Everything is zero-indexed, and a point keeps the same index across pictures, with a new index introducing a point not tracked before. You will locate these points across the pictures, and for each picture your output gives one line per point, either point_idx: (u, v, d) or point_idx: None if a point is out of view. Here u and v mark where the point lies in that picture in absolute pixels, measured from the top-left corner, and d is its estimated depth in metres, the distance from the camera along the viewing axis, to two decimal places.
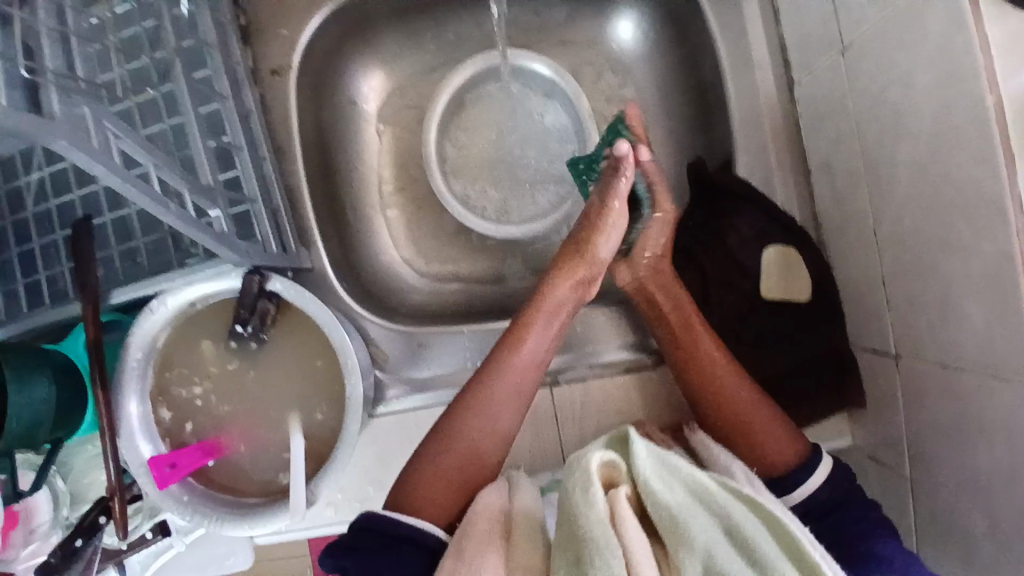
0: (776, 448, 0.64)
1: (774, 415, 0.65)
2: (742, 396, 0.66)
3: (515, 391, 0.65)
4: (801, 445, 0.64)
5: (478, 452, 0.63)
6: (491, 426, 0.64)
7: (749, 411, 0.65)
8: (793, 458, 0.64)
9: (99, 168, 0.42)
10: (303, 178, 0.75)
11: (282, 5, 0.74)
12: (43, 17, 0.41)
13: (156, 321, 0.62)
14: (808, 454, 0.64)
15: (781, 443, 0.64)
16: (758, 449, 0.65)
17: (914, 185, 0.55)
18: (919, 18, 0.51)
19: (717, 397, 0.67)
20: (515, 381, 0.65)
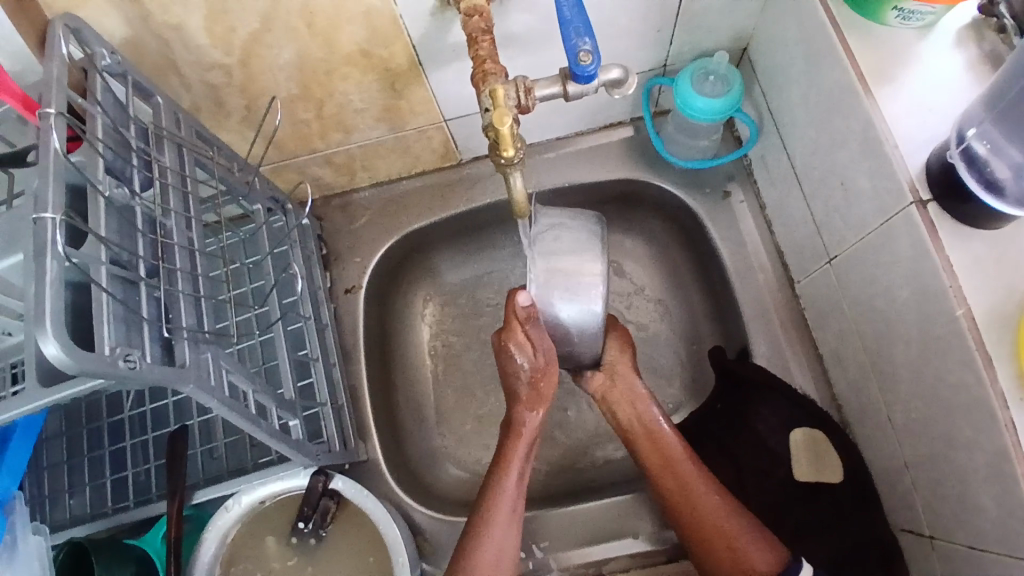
0: (760, 558, 0.64)
1: (738, 513, 0.67)
2: (722, 523, 0.67)
3: (500, 510, 0.67)
4: (782, 555, 0.64)
5: (494, 563, 0.66)
6: (489, 555, 0.66)
7: (725, 521, 0.66)
8: (774, 567, 0.63)
9: (213, 399, 0.54)
10: (365, 377, 0.85)
11: (356, 238, 0.91)
12: (185, 291, 0.56)
13: (230, 517, 0.69)
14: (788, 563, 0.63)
15: (766, 553, 0.64)
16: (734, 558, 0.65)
17: (912, 376, 0.61)
18: (888, 239, 0.60)
19: (665, 472, 0.71)
20: (502, 514, 0.67)
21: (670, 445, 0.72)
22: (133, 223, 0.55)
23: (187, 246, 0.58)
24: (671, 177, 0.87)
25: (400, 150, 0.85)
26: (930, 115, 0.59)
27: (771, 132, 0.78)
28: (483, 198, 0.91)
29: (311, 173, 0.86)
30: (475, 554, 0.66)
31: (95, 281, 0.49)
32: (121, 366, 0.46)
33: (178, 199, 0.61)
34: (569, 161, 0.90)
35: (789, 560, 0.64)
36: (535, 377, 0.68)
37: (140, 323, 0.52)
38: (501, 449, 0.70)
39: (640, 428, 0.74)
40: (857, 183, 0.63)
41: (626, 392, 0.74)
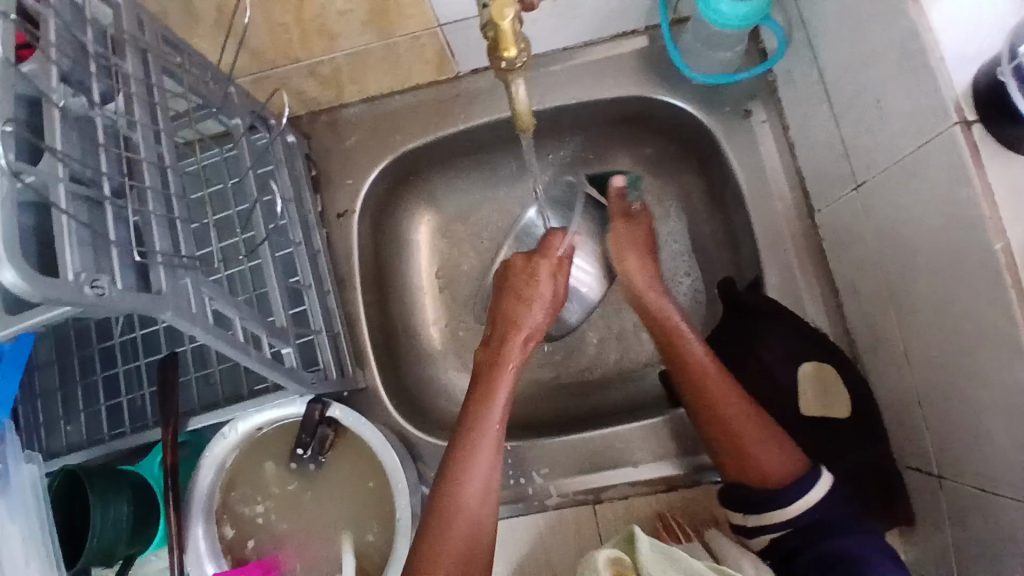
0: (776, 463, 0.65)
1: (760, 418, 0.67)
2: (754, 433, 0.66)
3: (486, 439, 0.64)
4: (799, 462, 0.65)
5: (477, 503, 0.61)
6: (471, 484, 0.62)
7: (748, 424, 0.66)
8: (793, 472, 0.64)
9: (195, 328, 0.52)
10: (361, 305, 0.82)
11: (348, 158, 0.86)
12: (157, 212, 0.52)
13: (227, 444, 0.68)
14: (804, 470, 0.64)
15: (780, 459, 0.65)
16: (752, 463, 0.65)
17: (934, 311, 0.58)
18: (923, 164, 0.55)
19: (695, 370, 0.69)
20: (489, 439, 0.64)
21: (693, 350, 0.70)
22: (95, 138, 0.51)
23: (158, 162, 0.54)
24: (687, 93, 0.81)
25: (391, 60, 0.78)
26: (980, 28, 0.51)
27: (800, 41, 0.71)
28: (484, 116, 0.84)
29: (295, 86, 0.79)
30: (459, 484, 0.62)
31: (54, 202, 0.44)
32: (88, 294, 0.43)
33: (146, 111, 0.55)
34: (576, 74, 0.82)
35: (806, 468, 0.65)
36: (552, 255, 0.76)
37: (109, 247, 0.48)
38: (486, 377, 0.68)
39: (663, 329, 0.73)
40: (893, 100, 0.58)
41: (654, 298, 0.75)
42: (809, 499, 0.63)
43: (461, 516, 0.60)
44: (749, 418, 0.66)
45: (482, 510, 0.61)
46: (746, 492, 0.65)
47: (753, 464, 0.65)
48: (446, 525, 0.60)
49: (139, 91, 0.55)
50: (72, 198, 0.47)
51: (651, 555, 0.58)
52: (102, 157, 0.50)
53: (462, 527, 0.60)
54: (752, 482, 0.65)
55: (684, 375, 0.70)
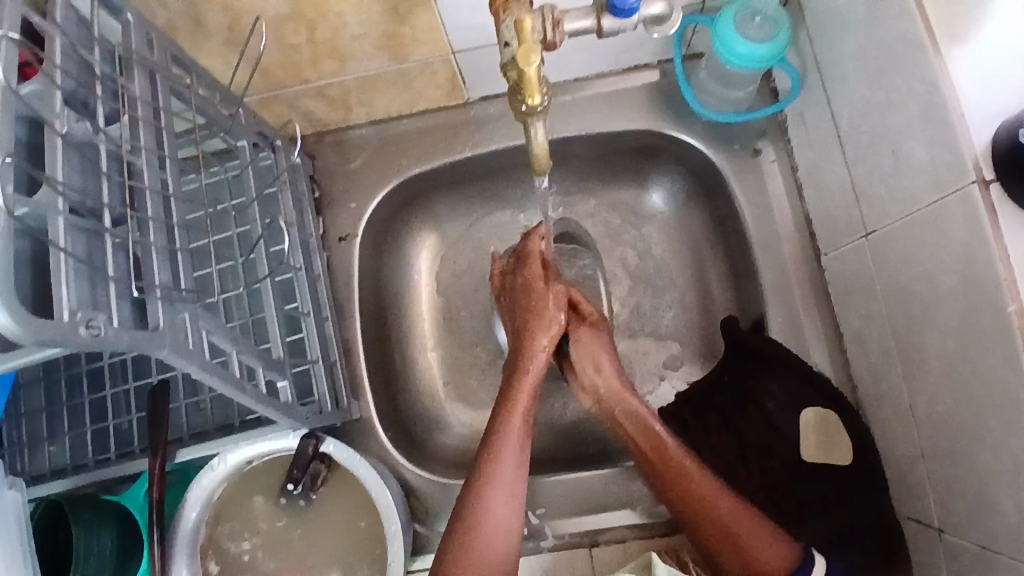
0: (776, 554, 0.61)
1: (754, 514, 0.63)
2: (749, 528, 0.62)
3: (508, 461, 0.63)
4: (796, 552, 0.61)
5: (500, 535, 0.61)
6: (498, 511, 0.62)
7: (740, 521, 0.62)
8: (789, 567, 0.60)
9: (192, 365, 0.49)
10: (359, 332, 0.80)
11: (351, 180, 0.84)
12: (159, 243, 0.50)
13: (215, 476, 0.66)
14: (801, 559, 0.61)
15: (778, 548, 0.61)
16: (757, 565, 0.60)
17: (944, 367, 0.57)
18: (937, 218, 0.55)
19: (675, 470, 0.66)
20: (510, 462, 0.63)
21: (671, 447, 0.67)
22: (96, 164, 0.49)
23: (161, 190, 0.52)
24: (698, 130, 0.80)
25: (400, 85, 0.77)
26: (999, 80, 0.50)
27: (815, 84, 0.70)
28: (491, 143, 0.83)
29: (302, 107, 0.78)
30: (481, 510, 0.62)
31: (51, 238, 0.42)
32: (83, 334, 0.41)
33: (151, 134, 0.53)
34: (587, 105, 0.81)
35: (803, 555, 0.61)
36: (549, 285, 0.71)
37: (107, 280, 0.46)
38: (507, 393, 0.67)
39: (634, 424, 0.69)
40: (910, 153, 0.57)
41: (620, 399, 0.70)
42: None
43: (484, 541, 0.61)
44: (743, 516, 0.62)
45: (504, 540, 0.61)
46: None
47: (754, 566, 0.61)
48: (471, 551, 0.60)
49: (145, 114, 0.53)
50: (69, 229, 0.45)
51: None
52: (102, 185, 0.48)
53: (484, 557, 0.60)
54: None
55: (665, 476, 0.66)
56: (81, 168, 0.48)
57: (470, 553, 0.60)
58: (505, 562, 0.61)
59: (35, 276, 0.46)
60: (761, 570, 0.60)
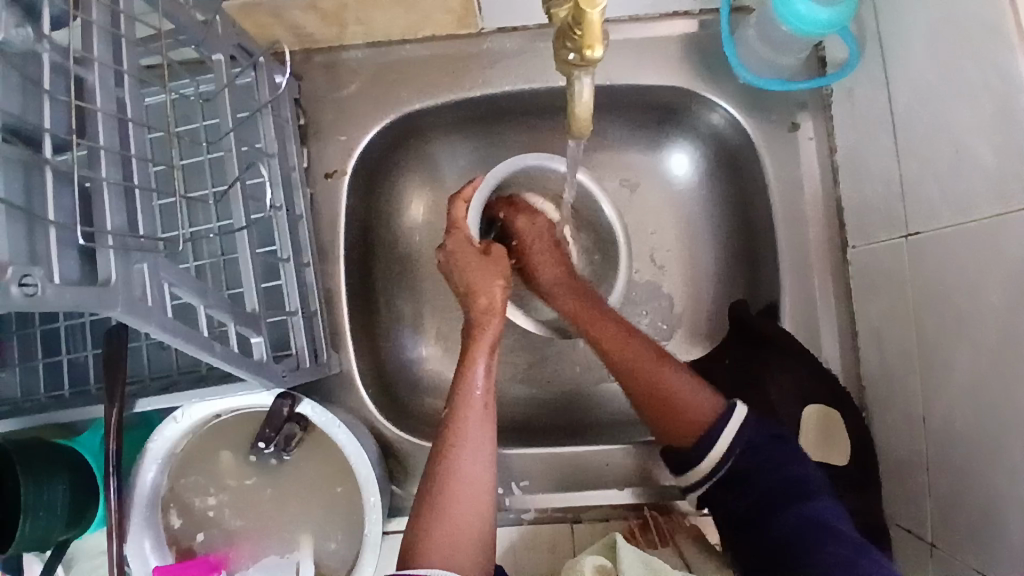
0: (698, 403, 0.65)
1: (676, 368, 0.67)
2: (673, 383, 0.66)
3: (470, 406, 0.59)
4: (716, 400, 0.66)
5: (478, 485, 0.57)
6: (467, 459, 0.57)
7: (664, 375, 0.66)
8: (711, 412, 0.65)
9: (150, 324, 0.43)
10: (343, 281, 0.74)
11: (344, 110, 0.75)
12: (112, 177, 0.42)
13: (177, 430, 0.61)
14: (718, 406, 0.65)
15: (698, 398, 0.65)
16: (679, 417, 0.65)
17: (970, 386, 0.54)
18: (995, 231, 0.50)
19: (598, 332, 0.70)
20: (474, 409, 0.59)
21: (601, 317, 0.71)
22: (39, 80, 0.40)
23: (119, 115, 0.43)
24: (732, 93, 0.73)
25: (407, 5, 0.67)
26: None
27: (873, 58, 0.63)
28: (503, 84, 0.74)
29: (292, 19, 0.67)
30: (452, 460, 0.57)
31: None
32: (15, 293, 0.34)
33: (106, 45, 0.44)
34: (614, 50, 0.73)
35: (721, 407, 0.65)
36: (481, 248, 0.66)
37: (47, 224, 0.38)
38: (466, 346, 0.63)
39: (569, 300, 0.72)
40: (975, 154, 0.52)
41: (551, 268, 0.74)
42: (725, 443, 0.63)
43: (457, 492, 0.56)
44: (662, 373, 0.66)
45: (478, 493, 0.56)
46: (678, 450, 0.65)
47: (679, 414, 0.65)
48: (446, 499, 0.56)
49: (101, 19, 0.44)
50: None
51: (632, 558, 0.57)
52: (44, 106, 0.40)
53: (460, 507, 0.55)
54: (683, 442, 0.65)
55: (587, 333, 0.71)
56: (20, 84, 0.40)
57: (446, 505, 0.55)
58: (483, 513, 0.56)
59: None
60: (687, 424, 0.64)
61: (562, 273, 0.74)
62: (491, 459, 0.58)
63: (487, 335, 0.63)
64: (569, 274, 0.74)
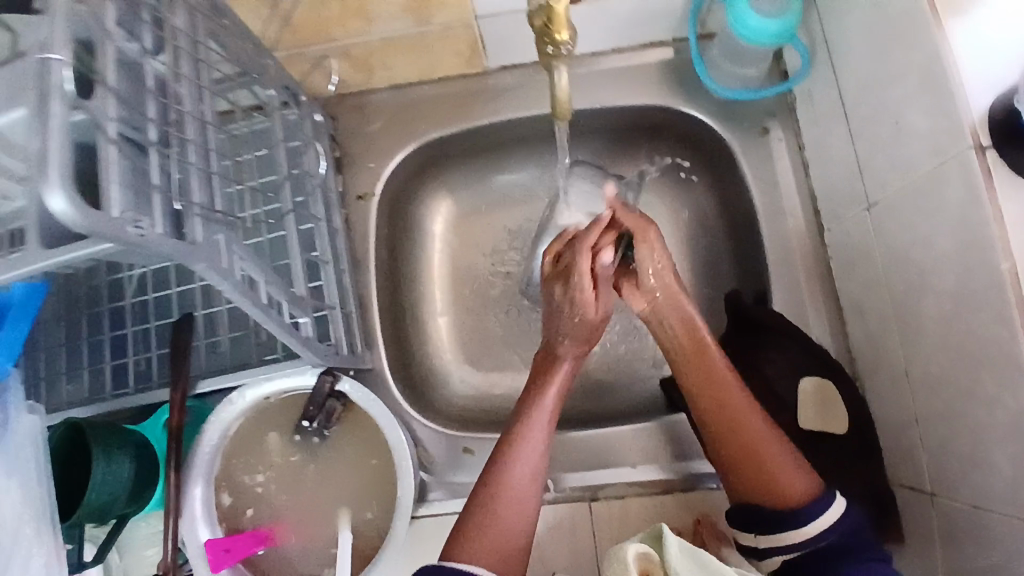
0: (800, 486, 0.61)
1: (792, 453, 0.63)
2: (779, 459, 0.62)
3: (540, 411, 0.67)
4: (816, 483, 0.62)
5: (523, 492, 0.63)
6: (522, 457, 0.64)
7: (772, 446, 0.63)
8: (809, 491, 0.61)
9: (224, 283, 0.51)
10: (373, 287, 0.83)
11: (372, 142, 0.87)
12: (198, 167, 0.52)
13: (232, 411, 0.68)
14: (820, 491, 0.62)
15: (801, 477, 0.62)
16: (772, 488, 0.62)
17: (937, 328, 0.60)
18: (932, 180, 0.58)
19: (727, 432, 0.64)
20: (541, 413, 0.67)
21: (723, 380, 0.66)
22: (142, 81, 0.48)
23: (201, 118, 0.54)
24: (707, 106, 0.83)
25: (423, 49, 0.80)
26: (993, 35, 0.53)
27: (823, 63, 0.73)
28: (509, 113, 0.86)
29: (327, 66, 0.81)
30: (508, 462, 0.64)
31: (105, 137, 0.43)
32: (131, 232, 0.41)
33: (191, 67, 0.55)
34: (601, 79, 0.84)
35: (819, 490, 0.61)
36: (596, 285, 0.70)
37: (151, 194, 0.46)
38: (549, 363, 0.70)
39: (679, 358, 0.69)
40: (909, 120, 0.60)
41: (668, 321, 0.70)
42: (823, 523, 0.60)
43: (505, 497, 0.63)
44: (781, 446, 0.63)
45: (526, 496, 0.63)
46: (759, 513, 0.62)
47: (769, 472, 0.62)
48: (495, 497, 0.63)
49: (187, 48, 0.54)
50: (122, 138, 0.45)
51: (679, 556, 0.54)
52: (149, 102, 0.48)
53: (502, 506, 0.62)
54: (773, 509, 0.61)
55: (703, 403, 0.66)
56: (132, 81, 0.47)
57: (492, 499, 0.63)
58: (524, 516, 0.63)
59: (85, 178, 0.46)
60: (778, 493, 0.61)
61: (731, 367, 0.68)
62: (542, 466, 0.65)
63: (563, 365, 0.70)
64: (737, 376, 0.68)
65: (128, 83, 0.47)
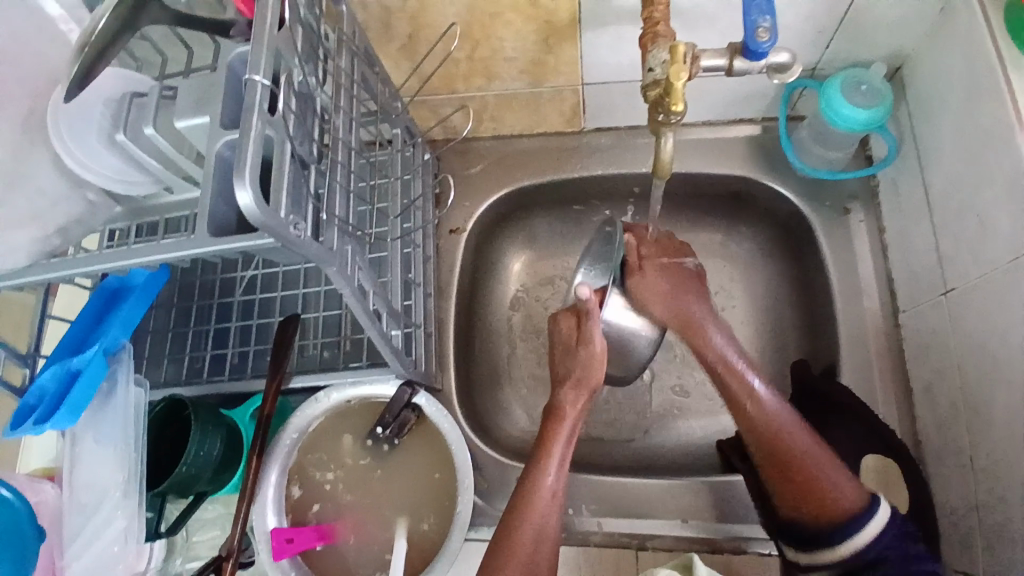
0: (846, 496, 0.62)
1: (840, 469, 0.63)
2: (827, 482, 0.62)
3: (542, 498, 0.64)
4: (867, 494, 0.62)
5: (528, 570, 0.62)
6: (528, 539, 0.62)
7: (817, 474, 0.63)
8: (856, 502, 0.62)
9: (346, 287, 0.58)
10: (453, 314, 0.89)
11: (470, 183, 0.95)
12: (341, 185, 0.60)
13: (317, 409, 0.73)
14: (869, 503, 0.62)
15: (847, 491, 0.62)
16: (819, 501, 0.62)
17: (1006, 418, 0.60)
18: (1012, 272, 0.60)
19: (770, 448, 0.65)
20: (544, 499, 0.64)
21: (777, 416, 0.66)
22: (311, 109, 0.58)
23: (349, 144, 0.63)
24: (791, 182, 0.87)
25: (530, 107, 0.88)
26: None
27: (911, 155, 0.77)
28: (599, 169, 0.93)
29: (443, 113, 0.90)
30: (512, 542, 0.62)
31: (283, 147, 0.50)
32: (291, 233, 0.49)
33: (345, 102, 0.64)
34: (689, 147, 0.90)
35: (869, 499, 0.62)
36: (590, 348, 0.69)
37: (306, 202, 0.54)
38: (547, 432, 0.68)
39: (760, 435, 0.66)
40: (993, 213, 0.63)
41: (758, 407, 0.66)
42: (865, 538, 0.60)
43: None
44: (830, 473, 0.63)
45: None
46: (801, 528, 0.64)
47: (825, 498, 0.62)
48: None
49: (342, 86, 0.64)
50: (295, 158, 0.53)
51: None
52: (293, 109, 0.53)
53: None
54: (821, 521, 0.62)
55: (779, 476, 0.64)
56: (304, 108, 0.57)
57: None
58: None
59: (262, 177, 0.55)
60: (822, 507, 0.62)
61: (795, 411, 0.67)
62: (550, 541, 0.64)
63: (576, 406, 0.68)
64: (802, 422, 0.66)
65: (303, 109, 0.56)
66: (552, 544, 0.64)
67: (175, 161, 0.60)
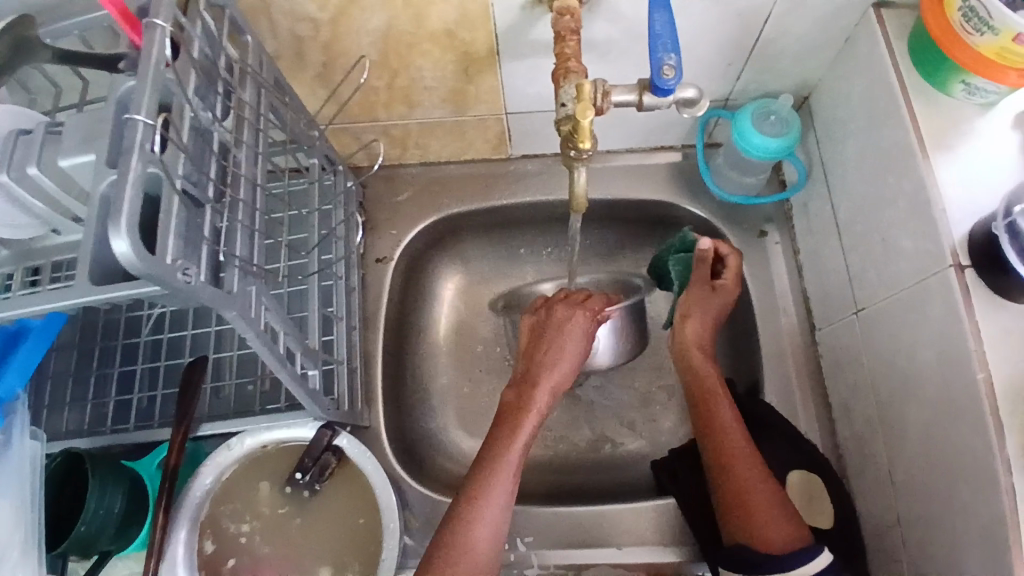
0: (780, 531, 0.62)
1: (779, 494, 0.65)
2: (762, 493, 0.64)
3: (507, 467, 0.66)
4: (805, 531, 0.62)
5: (485, 544, 0.63)
6: (489, 512, 0.63)
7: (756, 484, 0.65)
8: (795, 540, 0.61)
9: (249, 331, 0.54)
10: (380, 346, 0.86)
11: (395, 211, 0.93)
12: (244, 222, 0.56)
13: (230, 455, 0.70)
14: (810, 543, 0.61)
15: (784, 525, 0.62)
16: (758, 528, 0.62)
17: (920, 436, 0.62)
18: (914, 295, 0.62)
19: (726, 467, 0.67)
20: (506, 470, 0.65)
21: (722, 413, 0.71)
22: (208, 144, 0.55)
23: (253, 179, 0.59)
24: (708, 205, 0.89)
25: (454, 133, 0.87)
26: (977, 169, 0.60)
27: (819, 180, 0.80)
28: (526, 195, 0.92)
29: (366, 140, 0.88)
30: (470, 514, 0.63)
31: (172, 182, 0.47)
32: (179, 279, 0.45)
33: (250, 134, 0.60)
34: (609, 174, 0.91)
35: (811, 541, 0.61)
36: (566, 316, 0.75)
37: (200, 244, 0.50)
38: (520, 397, 0.71)
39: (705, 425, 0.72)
40: (895, 238, 0.65)
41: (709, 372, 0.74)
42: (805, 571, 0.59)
43: (467, 553, 0.62)
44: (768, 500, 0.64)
45: (486, 555, 0.62)
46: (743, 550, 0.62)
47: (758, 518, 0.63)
48: (452, 557, 0.61)
49: (248, 117, 0.61)
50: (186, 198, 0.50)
51: None
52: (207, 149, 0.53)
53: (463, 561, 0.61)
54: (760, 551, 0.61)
55: (716, 453, 0.69)
56: (198, 144, 0.54)
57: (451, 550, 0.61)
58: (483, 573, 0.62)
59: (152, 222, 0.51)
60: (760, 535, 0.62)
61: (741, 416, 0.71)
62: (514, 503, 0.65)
63: (565, 359, 0.73)
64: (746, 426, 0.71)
65: (197, 147, 0.53)
66: (507, 523, 0.65)
67: (60, 200, 0.56)
